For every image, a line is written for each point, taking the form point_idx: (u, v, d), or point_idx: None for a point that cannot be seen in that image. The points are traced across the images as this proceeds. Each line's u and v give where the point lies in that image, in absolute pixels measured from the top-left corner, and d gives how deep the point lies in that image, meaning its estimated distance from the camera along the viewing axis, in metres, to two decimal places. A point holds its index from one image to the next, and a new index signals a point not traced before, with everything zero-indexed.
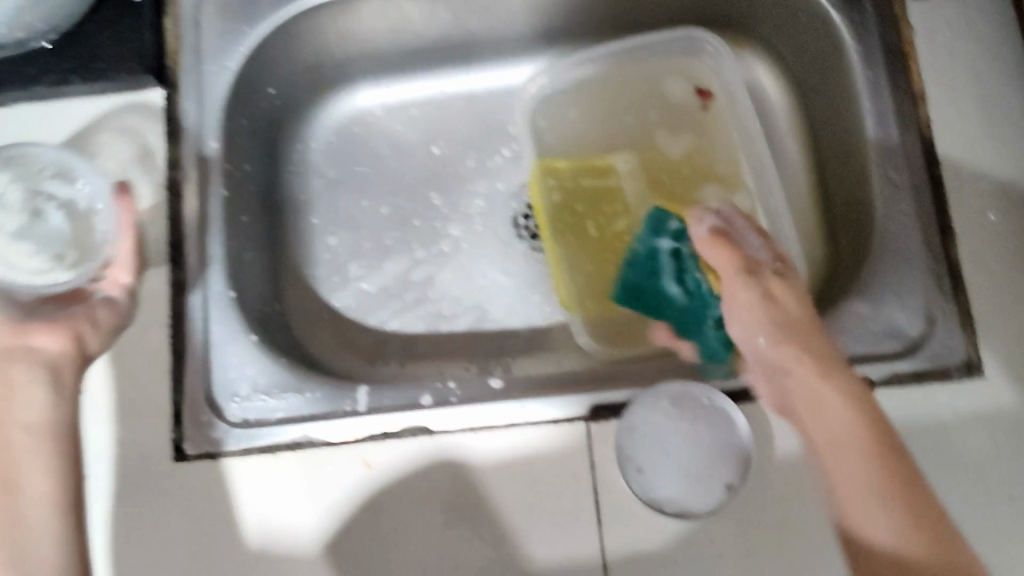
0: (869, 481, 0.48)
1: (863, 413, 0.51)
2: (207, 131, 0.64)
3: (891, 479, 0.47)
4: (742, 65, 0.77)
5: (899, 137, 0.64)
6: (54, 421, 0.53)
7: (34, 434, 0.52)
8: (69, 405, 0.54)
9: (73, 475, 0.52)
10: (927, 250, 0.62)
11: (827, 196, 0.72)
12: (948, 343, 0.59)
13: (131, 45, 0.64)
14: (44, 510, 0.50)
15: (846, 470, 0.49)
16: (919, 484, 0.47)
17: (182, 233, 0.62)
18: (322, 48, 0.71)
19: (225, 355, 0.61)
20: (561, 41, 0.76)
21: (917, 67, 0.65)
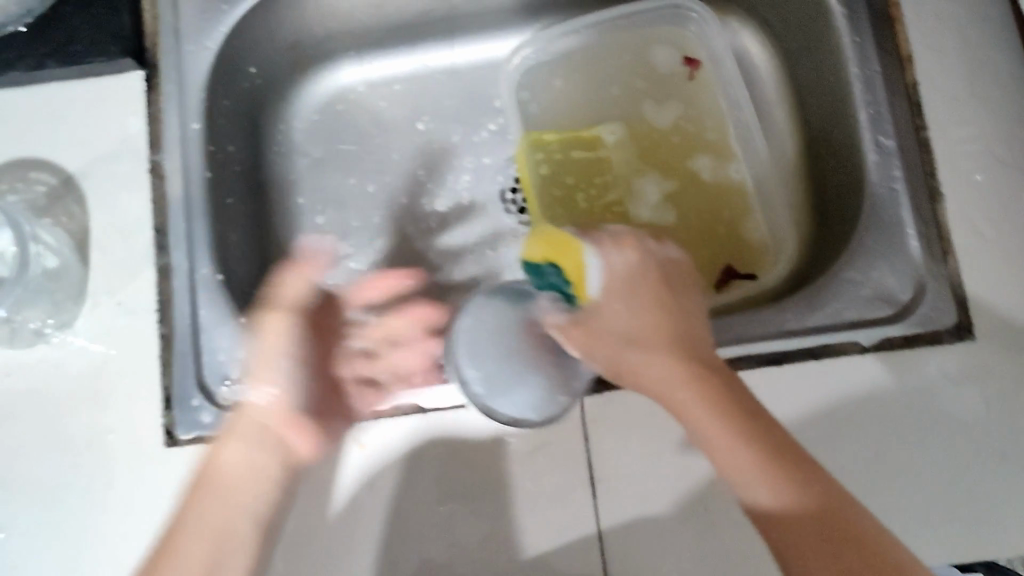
0: (758, 493, 0.43)
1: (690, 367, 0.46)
2: (188, 113, 0.64)
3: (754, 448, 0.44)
4: (728, 33, 0.76)
5: (887, 100, 0.63)
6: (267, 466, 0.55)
7: (271, 476, 0.54)
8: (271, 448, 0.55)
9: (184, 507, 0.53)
10: (917, 214, 0.61)
11: (815, 162, 0.71)
12: (937, 307, 0.59)
13: (107, 27, 0.63)
14: (212, 544, 0.51)
15: (726, 464, 0.44)
16: (790, 451, 0.44)
17: (166, 215, 0.62)
18: (302, 26, 0.71)
19: (213, 338, 0.60)
20: (543, 13, 0.76)
21: (902, 28, 0.64)
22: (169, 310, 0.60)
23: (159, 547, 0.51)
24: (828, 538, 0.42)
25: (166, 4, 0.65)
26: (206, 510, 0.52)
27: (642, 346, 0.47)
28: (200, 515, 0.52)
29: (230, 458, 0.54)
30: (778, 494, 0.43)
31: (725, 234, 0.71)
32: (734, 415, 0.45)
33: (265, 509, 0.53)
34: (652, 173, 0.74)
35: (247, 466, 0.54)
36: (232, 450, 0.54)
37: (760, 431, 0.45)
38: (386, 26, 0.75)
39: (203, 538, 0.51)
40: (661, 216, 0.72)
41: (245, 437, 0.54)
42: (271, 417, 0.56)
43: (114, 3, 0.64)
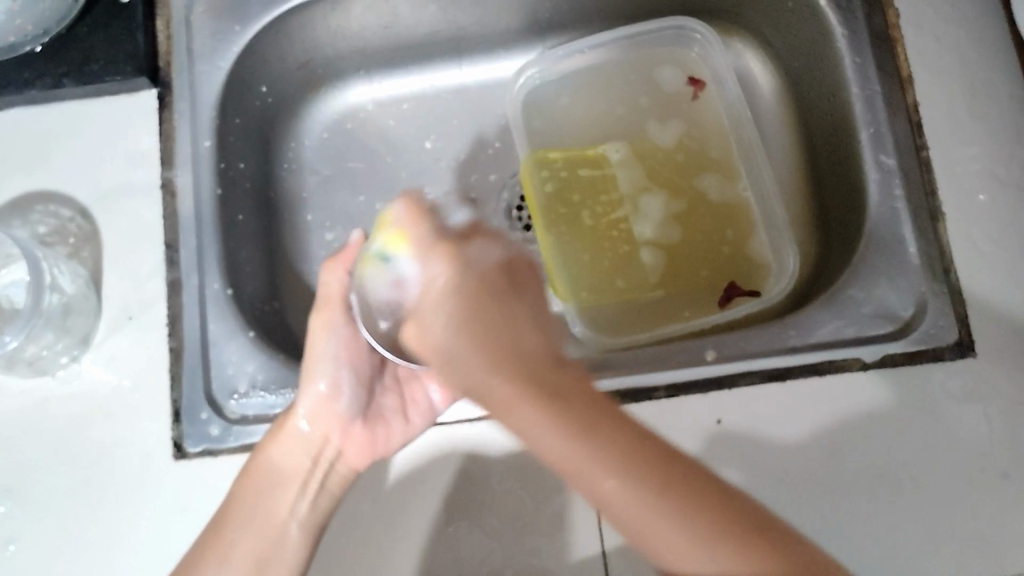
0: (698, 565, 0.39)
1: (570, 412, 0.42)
2: (200, 130, 0.65)
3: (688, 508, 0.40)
4: (732, 54, 0.77)
5: (888, 119, 0.64)
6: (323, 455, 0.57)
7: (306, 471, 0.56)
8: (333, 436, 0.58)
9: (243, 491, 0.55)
10: (918, 232, 0.61)
11: (818, 181, 0.72)
12: (939, 325, 0.59)
13: (123, 46, 0.65)
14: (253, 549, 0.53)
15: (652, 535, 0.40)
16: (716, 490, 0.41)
17: (177, 230, 0.63)
18: (314, 46, 0.72)
19: (223, 353, 0.61)
20: (550, 34, 0.77)
21: (902, 49, 0.65)
22: (179, 324, 0.61)
23: (212, 522, 0.54)
24: (731, 557, 0.39)
25: (181, 24, 0.67)
26: (256, 504, 0.54)
27: (502, 386, 0.43)
28: (250, 510, 0.54)
29: (291, 446, 0.56)
30: (675, 527, 0.39)
31: (729, 252, 0.72)
32: (603, 443, 0.41)
33: (319, 505, 0.55)
34: (658, 191, 0.74)
35: (302, 463, 0.56)
36: (291, 446, 0.56)
37: (636, 453, 0.41)
38: (394, 46, 0.76)
39: (256, 533, 0.54)
40: (665, 233, 0.73)
41: (298, 441, 0.57)
42: (326, 421, 0.58)
43: (130, 23, 0.66)
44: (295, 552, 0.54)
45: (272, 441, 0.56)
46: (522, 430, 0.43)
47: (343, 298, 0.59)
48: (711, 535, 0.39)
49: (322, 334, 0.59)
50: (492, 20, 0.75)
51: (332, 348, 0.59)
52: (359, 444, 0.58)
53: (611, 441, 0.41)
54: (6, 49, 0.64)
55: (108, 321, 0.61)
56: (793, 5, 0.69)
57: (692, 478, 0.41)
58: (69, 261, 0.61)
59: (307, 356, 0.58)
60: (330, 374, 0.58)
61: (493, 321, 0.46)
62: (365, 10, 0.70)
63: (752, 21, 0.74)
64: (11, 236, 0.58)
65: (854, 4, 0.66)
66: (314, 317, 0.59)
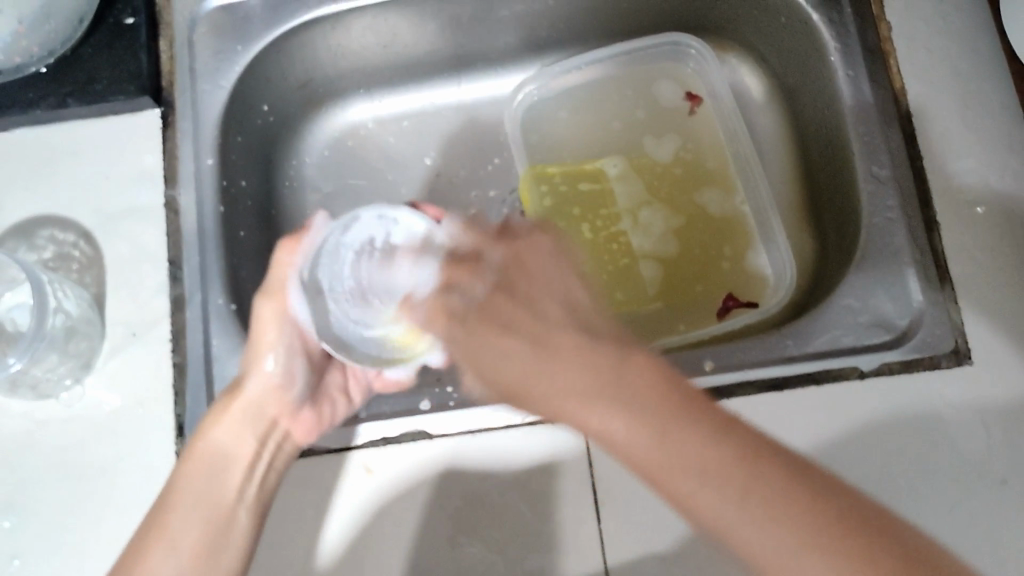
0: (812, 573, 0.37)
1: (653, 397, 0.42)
2: (202, 148, 0.65)
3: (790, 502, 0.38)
4: (727, 69, 0.78)
5: (881, 132, 0.65)
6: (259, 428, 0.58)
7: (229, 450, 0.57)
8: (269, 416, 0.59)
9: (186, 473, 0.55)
10: (913, 242, 0.62)
11: (814, 194, 0.72)
12: (936, 333, 0.60)
13: (126, 67, 0.66)
14: (187, 546, 0.53)
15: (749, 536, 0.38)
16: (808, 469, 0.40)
17: (180, 247, 0.64)
18: (314, 65, 0.73)
19: (225, 368, 0.61)
20: (547, 51, 0.78)
21: (894, 62, 0.66)
22: (182, 339, 0.61)
23: (150, 514, 0.54)
24: (787, 529, 0.37)
25: (183, 44, 0.68)
26: (198, 485, 0.55)
27: (526, 362, 0.45)
28: (192, 491, 0.54)
29: (235, 429, 0.57)
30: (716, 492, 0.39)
31: (728, 265, 0.72)
32: (682, 442, 0.40)
33: (262, 484, 0.56)
34: (658, 205, 0.75)
35: (244, 445, 0.57)
36: (238, 425, 0.57)
37: (665, 396, 0.42)
38: (394, 64, 0.77)
39: (200, 514, 0.54)
40: (664, 246, 0.74)
41: (248, 417, 0.58)
42: (272, 404, 0.60)
43: (134, 44, 0.67)
44: (243, 537, 0.54)
45: (216, 420, 0.57)
46: (568, 417, 0.44)
47: (290, 279, 0.57)
48: (754, 496, 0.38)
49: (271, 316, 0.58)
50: (490, 38, 0.76)
51: (279, 329, 0.59)
52: (305, 421, 0.60)
53: (636, 413, 0.41)
54: (11, 70, 0.66)
55: (112, 336, 0.62)
56: (786, 21, 0.70)
57: (715, 441, 0.40)
58: (71, 282, 0.62)
59: (251, 337, 0.59)
60: (279, 356, 0.60)
61: (507, 335, 0.47)
62: (364, 29, 0.72)
63: (747, 37, 0.75)
64: (14, 257, 0.59)
65: (846, 18, 0.67)
66: (262, 301, 0.58)
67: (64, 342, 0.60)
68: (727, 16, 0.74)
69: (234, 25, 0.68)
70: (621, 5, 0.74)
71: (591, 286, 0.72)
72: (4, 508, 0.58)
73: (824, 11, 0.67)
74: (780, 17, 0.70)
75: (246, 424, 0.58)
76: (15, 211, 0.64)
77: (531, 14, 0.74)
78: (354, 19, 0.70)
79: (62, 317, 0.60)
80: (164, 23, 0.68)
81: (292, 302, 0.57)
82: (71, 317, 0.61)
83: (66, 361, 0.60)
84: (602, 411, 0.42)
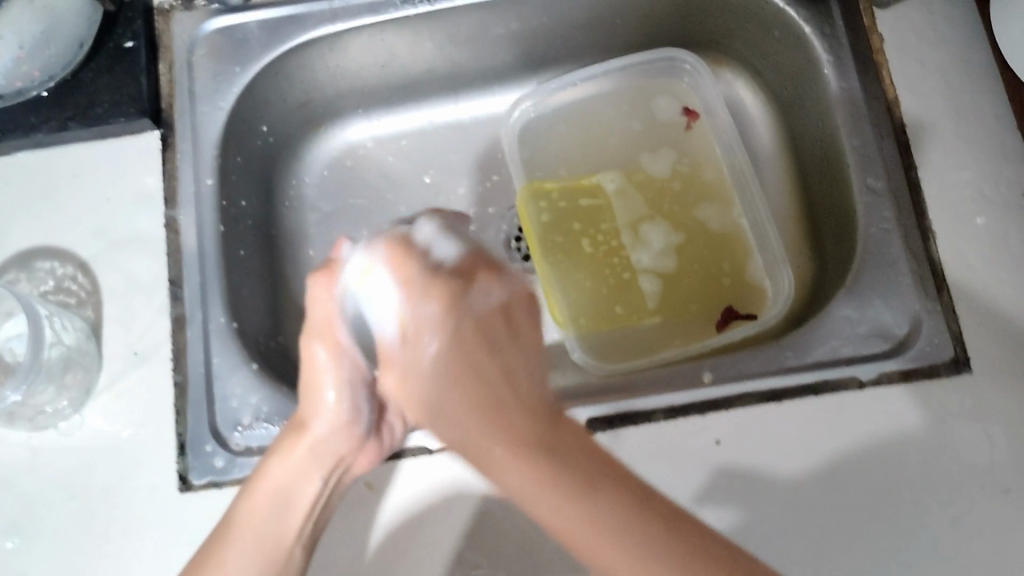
0: None
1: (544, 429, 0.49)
2: (202, 169, 0.66)
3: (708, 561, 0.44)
4: (723, 84, 0.79)
5: (876, 143, 0.65)
6: (325, 459, 0.57)
7: (300, 488, 0.56)
8: (352, 439, 0.58)
9: (251, 507, 0.54)
10: (909, 252, 0.62)
11: (811, 207, 0.73)
12: (935, 342, 0.60)
13: (127, 89, 0.66)
14: None
15: None
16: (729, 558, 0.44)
17: (181, 267, 0.64)
18: (311, 86, 0.74)
19: (224, 387, 0.62)
20: (544, 69, 0.79)
21: (886, 73, 0.66)
22: (183, 358, 0.62)
23: (207, 546, 0.54)
24: None
25: (182, 67, 0.68)
26: (259, 521, 0.54)
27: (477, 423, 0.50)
28: (253, 530, 0.54)
29: (303, 463, 0.56)
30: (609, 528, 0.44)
31: (726, 279, 0.72)
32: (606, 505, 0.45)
33: (319, 518, 0.56)
34: (657, 220, 0.75)
35: (313, 486, 0.56)
36: (304, 463, 0.56)
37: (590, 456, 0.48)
38: (391, 84, 0.78)
39: (263, 556, 0.54)
40: (663, 261, 0.74)
41: (317, 452, 0.57)
42: (342, 440, 0.58)
43: (134, 67, 0.67)
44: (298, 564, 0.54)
45: (279, 458, 0.56)
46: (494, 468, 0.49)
47: (324, 313, 0.58)
48: (631, 531, 0.44)
49: (322, 354, 0.58)
50: (486, 56, 0.76)
51: (333, 355, 0.58)
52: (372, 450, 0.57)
53: (563, 484, 0.46)
54: (13, 94, 0.66)
55: (113, 357, 0.62)
56: (780, 34, 0.71)
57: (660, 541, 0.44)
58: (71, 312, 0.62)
59: (312, 372, 0.59)
60: (339, 391, 0.59)
61: (488, 362, 0.52)
62: (361, 50, 0.72)
63: (741, 52, 0.76)
64: (11, 290, 0.59)
65: (838, 32, 0.67)
66: (307, 340, 0.59)
67: (63, 370, 0.60)
68: (721, 31, 0.75)
69: (233, 47, 0.69)
70: (615, 21, 0.75)
71: (591, 300, 0.72)
72: (7, 529, 0.58)
73: (816, 24, 0.68)
74: (774, 31, 0.71)
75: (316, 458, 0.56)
76: (17, 234, 0.64)
77: (525, 32, 0.74)
78: (351, 40, 0.71)
79: (58, 347, 0.60)
80: (163, 46, 0.69)
81: (340, 340, 0.58)
82: (68, 347, 0.60)
83: (66, 392, 0.60)
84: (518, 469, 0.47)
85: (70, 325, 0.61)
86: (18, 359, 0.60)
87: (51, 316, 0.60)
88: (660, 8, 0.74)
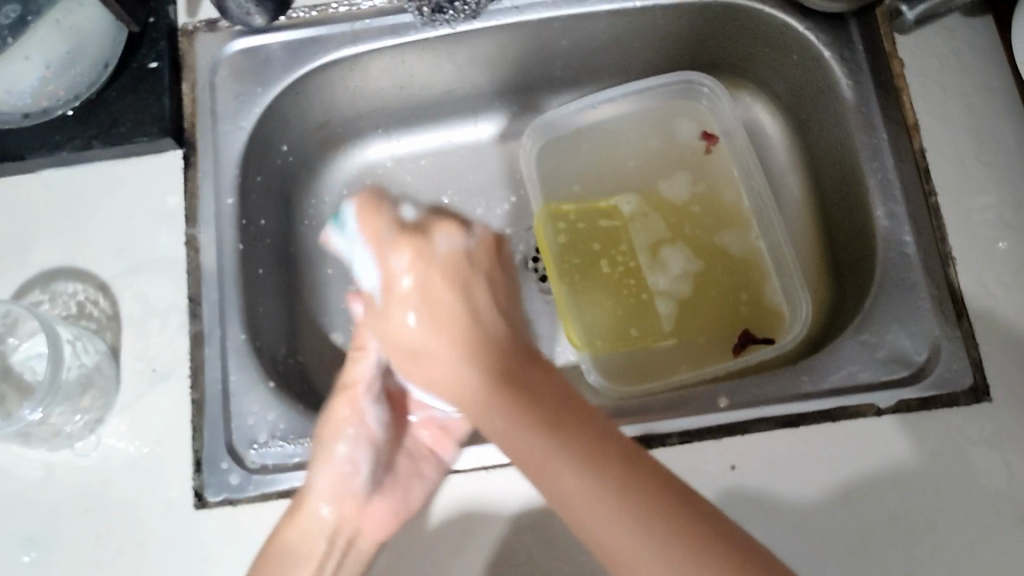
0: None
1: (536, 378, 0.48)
2: (223, 190, 0.67)
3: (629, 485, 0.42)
4: (742, 107, 0.79)
5: (896, 168, 0.65)
6: (338, 523, 0.57)
7: (309, 549, 0.55)
8: (351, 497, 0.58)
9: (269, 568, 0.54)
10: (929, 277, 0.62)
11: (829, 231, 0.72)
12: (953, 369, 0.59)
13: (148, 107, 0.66)
14: None
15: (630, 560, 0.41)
16: (652, 475, 0.43)
17: (201, 285, 0.64)
18: (331, 106, 0.75)
19: (242, 405, 0.63)
20: (564, 90, 0.80)
21: (908, 98, 0.65)
22: (201, 376, 0.62)
23: None
24: (681, 554, 0.40)
25: (204, 87, 0.69)
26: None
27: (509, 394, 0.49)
28: None
29: (306, 526, 0.55)
30: (629, 523, 0.41)
31: (745, 304, 0.72)
32: (564, 431, 0.44)
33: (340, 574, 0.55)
34: (678, 243, 0.75)
35: (318, 544, 0.56)
36: (306, 527, 0.56)
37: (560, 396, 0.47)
38: (411, 105, 0.78)
39: None
40: (679, 284, 0.74)
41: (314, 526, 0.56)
42: (340, 501, 0.57)
43: (156, 85, 0.67)
44: None
45: (288, 522, 0.56)
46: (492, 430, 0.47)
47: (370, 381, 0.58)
48: (587, 458, 0.43)
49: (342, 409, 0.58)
50: (506, 77, 0.77)
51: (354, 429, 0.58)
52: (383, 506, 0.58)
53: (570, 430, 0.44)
54: (38, 113, 0.66)
55: (130, 375, 0.62)
56: (798, 57, 0.71)
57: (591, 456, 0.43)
58: (90, 333, 0.62)
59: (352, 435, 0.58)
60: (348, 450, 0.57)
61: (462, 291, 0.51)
62: (382, 71, 0.73)
63: (759, 75, 0.76)
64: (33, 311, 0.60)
65: (858, 56, 0.67)
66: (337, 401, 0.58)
67: (82, 387, 0.61)
68: (741, 55, 0.75)
69: (256, 68, 0.70)
70: (633, 44, 0.75)
71: (605, 322, 0.72)
72: (25, 543, 0.58)
73: (836, 49, 0.68)
74: (792, 54, 0.71)
75: (316, 516, 0.56)
76: (39, 252, 0.65)
77: (544, 53, 0.75)
78: (372, 61, 0.71)
79: (77, 367, 0.61)
80: (186, 67, 0.70)
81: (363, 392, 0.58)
82: (88, 367, 0.61)
83: (83, 407, 0.61)
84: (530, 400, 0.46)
85: (90, 345, 0.62)
86: (39, 377, 0.61)
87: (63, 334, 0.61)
88: (681, 31, 0.73)
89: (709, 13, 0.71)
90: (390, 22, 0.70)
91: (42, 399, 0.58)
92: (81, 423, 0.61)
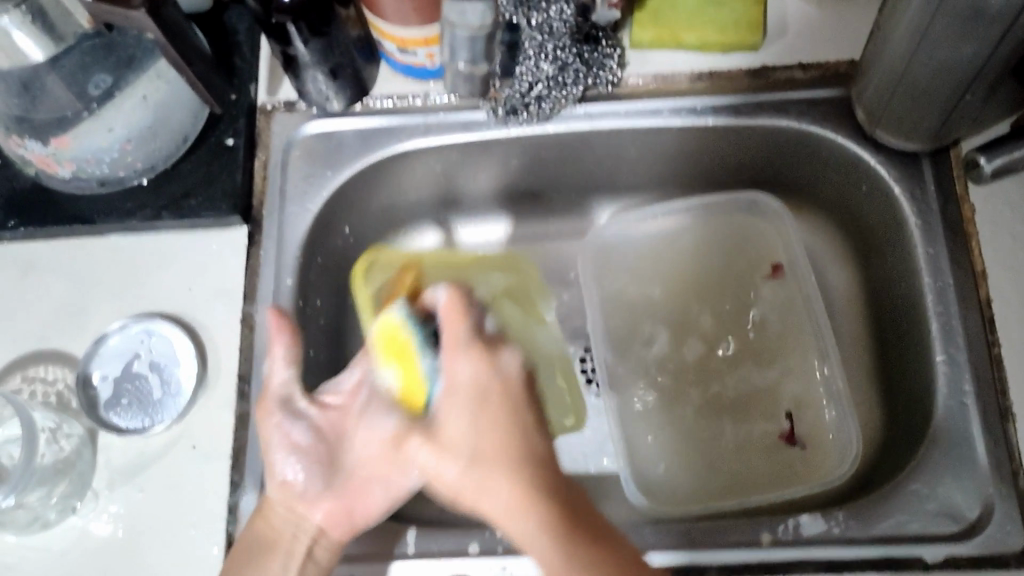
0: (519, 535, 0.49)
1: (513, 418, 0.52)
2: (283, 269, 0.68)
3: (557, 537, 0.48)
4: (804, 229, 0.78)
5: (960, 315, 0.64)
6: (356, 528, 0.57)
7: None
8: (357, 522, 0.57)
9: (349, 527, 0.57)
10: (986, 429, 0.61)
11: (884, 366, 0.71)
12: (1006, 530, 0.58)
13: (222, 185, 0.68)
14: None
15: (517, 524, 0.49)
16: (597, 543, 0.49)
17: (253, 364, 0.65)
18: (396, 193, 0.76)
19: (277, 489, 0.62)
20: (626, 194, 0.80)
21: (976, 244, 0.65)
22: (243, 457, 0.62)
23: None
24: None
25: (277, 165, 0.70)
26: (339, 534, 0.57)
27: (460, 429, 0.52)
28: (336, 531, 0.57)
29: (273, 520, 0.58)
30: None
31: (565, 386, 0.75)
32: (525, 506, 0.49)
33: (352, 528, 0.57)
34: (740, 370, 0.75)
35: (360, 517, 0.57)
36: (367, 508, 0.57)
37: (512, 469, 0.50)
38: (473, 196, 0.78)
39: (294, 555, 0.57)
40: (540, 371, 0.75)
41: (280, 516, 0.57)
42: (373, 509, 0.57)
43: (232, 163, 0.69)
44: None
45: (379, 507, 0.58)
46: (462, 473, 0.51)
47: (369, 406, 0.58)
48: (557, 545, 0.48)
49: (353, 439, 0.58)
50: (572, 177, 0.77)
51: (361, 410, 0.59)
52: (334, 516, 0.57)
53: (538, 498, 0.49)
54: (114, 181, 0.67)
55: (173, 450, 0.62)
56: (866, 188, 0.70)
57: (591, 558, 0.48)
58: (131, 419, 0.63)
59: (216, 446, 0.62)
60: (292, 466, 0.58)
61: (479, 399, 0.52)
62: (451, 163, 0.74)
63: (824, 200, 0.76)
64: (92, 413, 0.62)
65: (929, 196, 0.67)
66: (258, 413, 0.60)
67: (56, 479, 0.60)
68: (807, 178, 0.75)
69: (327, 152, 0.71)
70: (701, 159, 0.75)
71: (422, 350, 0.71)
72: None
73: (907, 185, 0.67)
74: (861, 184, 0.71)
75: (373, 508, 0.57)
76: (97, 318, 0.66)
77: (612, 159, 0.75)
78: (443, 153, 0.72)
79: (53, 454, 0.60)
80: (261, 143, 0.71)
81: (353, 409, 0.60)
82: (65, 454, 0.61)
83: (62, 491, 0.60)
84: (472, 374, 0.53)
85: (68, 429, 0.62)
86: (13, 462, 0.59)
87: (105, 406, 0.63)
88: (749, 150, 0.74)
89: (778, 135, 0.71)
90: (465, 117, 0.71)
91: (64, 508, 0.60)
92: (55, 507, 0.60)
